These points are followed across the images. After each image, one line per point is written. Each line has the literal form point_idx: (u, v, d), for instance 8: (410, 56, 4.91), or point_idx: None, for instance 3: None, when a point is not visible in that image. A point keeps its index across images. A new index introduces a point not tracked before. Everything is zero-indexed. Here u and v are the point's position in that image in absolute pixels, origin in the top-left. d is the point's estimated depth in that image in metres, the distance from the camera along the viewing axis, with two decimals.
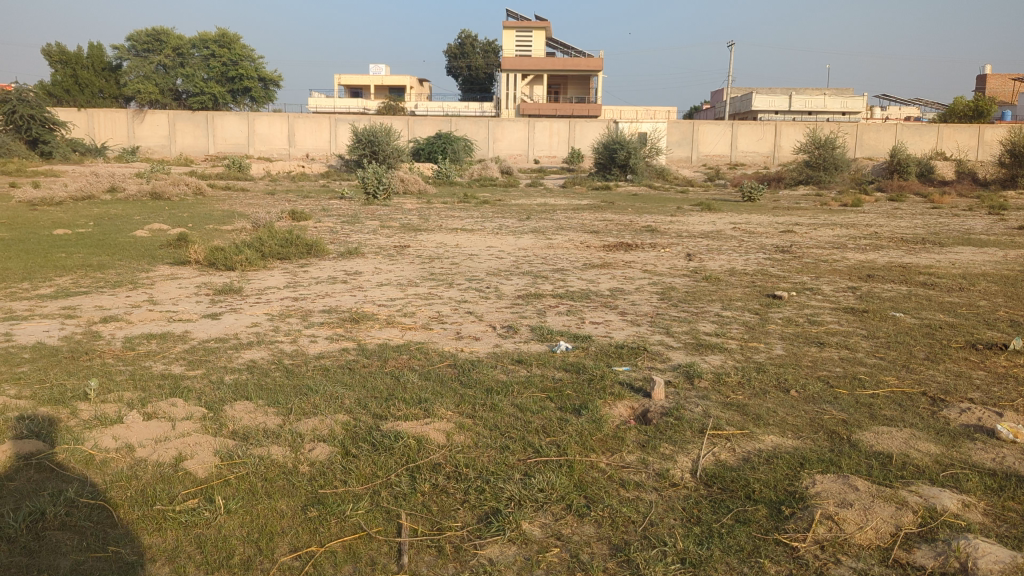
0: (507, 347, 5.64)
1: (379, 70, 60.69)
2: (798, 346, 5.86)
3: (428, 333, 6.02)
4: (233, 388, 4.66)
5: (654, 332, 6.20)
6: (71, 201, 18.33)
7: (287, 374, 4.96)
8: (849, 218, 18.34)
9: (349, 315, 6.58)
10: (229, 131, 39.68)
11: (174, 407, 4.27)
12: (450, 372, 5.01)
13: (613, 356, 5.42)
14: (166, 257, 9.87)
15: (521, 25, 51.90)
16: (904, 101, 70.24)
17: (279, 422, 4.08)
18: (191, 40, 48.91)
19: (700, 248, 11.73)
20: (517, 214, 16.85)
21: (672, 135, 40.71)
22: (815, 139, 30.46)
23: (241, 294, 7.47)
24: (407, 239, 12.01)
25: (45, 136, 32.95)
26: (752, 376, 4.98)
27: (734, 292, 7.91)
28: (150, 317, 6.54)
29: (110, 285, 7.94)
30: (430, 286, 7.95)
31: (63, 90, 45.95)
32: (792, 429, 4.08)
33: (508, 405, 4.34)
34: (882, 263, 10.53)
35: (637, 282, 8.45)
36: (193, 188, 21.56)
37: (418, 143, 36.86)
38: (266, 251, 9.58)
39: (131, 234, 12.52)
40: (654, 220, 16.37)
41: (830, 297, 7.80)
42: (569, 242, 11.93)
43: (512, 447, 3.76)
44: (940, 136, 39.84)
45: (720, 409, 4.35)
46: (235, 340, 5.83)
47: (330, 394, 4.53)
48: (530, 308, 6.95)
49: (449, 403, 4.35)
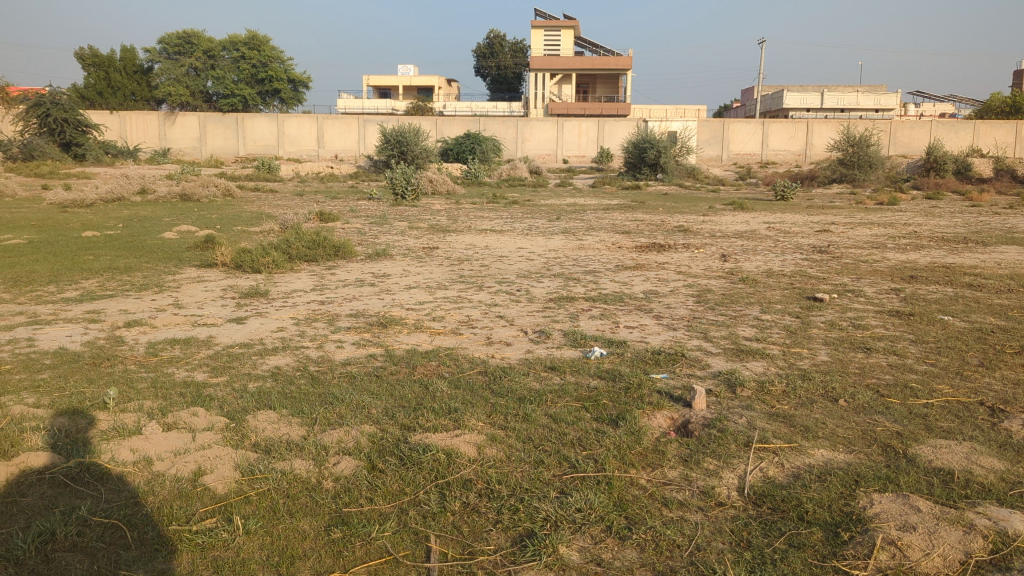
0: (539, 353, 5.44)
1: (408, 70, 60.75)
2: (843, 351, 5.59)
3: (458, 338, 5.84)
4: (256, 396, 4.51)
5: (691, 337, 5.97)
6: (101, 203, 18.39)
7: (311, 382, 4.80)
8: (885, 217, 17.96)
9: (377, 319, 6.41)
10: (259, 132, 39.88)
11: (194, 416, 4.13)
12: (481, 379, 4.82)
13: (651, 363, 5.19)
14: (193, 259, 9.79)
15: (550, 24, 51.72)
16: (939, 97, 69.16)
17: (303, 433, 3.92)
18: (222, 43, 49.21)
19: (734, 248, 11.48)
20: (546, 214, 16.65)
21: (702, 134, 40.28)
22: (849, 137, 29.94)
23: (267, 297, 7.35)
24: (436, 240, 11.85)
25: (79, 138, 33.22)
26: (797, 384, 4.73)
27: (773, 295, 7.64)
28: (174, 321, 6.42)
29: (136, 289, 7.84)
30: (459, 289, 7.77)
31: (96, 92, 46.10)
32: (842, 442, 3.85)
33: (542, 416, 4.15)
34: (924, 263, 10.20)
35: (672, 284, 8.22)
36: (222, 189, 21.62)
37: (446, 143, 36.74)
38: (293, 252, 9.47)
39: (159, 235, 12.49)
40: (686, 220, 16.10)
41: (873, 300, 7.51)
42: (601, 243, 11.71)
43: (547, 462, 3.56)
44: (975, 133, 39.13)
45: (765, 420, 4.12)
46: (260, 345, 5.69)
47: (356, 403, 4.36)
48: (562, 312, 6.75)
49: (480, 413, 4.17)
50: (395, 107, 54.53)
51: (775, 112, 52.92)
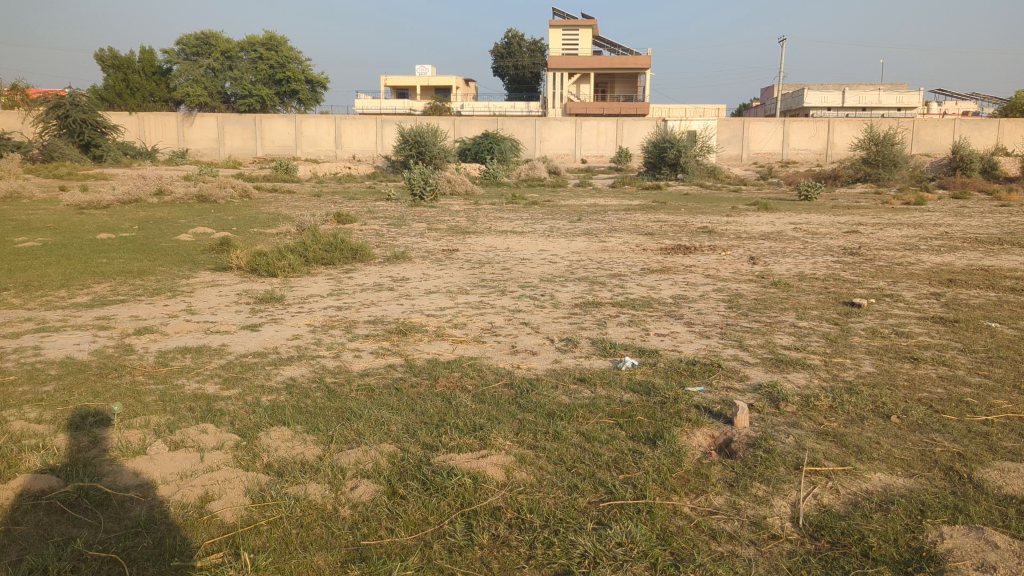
0: (567, 363, 5.15)
1: (425, 69, 60.57)
2: (889, 362, 5.27)
3: (482, 347, 5.57)
4: (269, 411, 4.26)
5: (726, 345, 5.66)
6: (118, 204, 18.30)
7: (328, 395, 4.54)
8: (914, 217, 17.53)
9: (396, 327, 6.15)
10: (278, 133, 39.78)
11: (203, 434, 3.88)
12: (507, 393, 4.54)
13: (685, 374, 4.89)
14: (208, 263, 9.57)
15: (568, 24, 51.45)
16: (961, 96, 68.32)
17: (318, 453, 3.67)
18: (240, 43, 48.94)
19: (762, 250, 11.14)
20: (566, 215, 16.39)
21: (722, 134, 39.84)
22: (873, 135, 29.42)
23: (283, 303, 7.12)
24: (455, 242, 11.59)
25: (97, 140, 33.21)
26: (843, 399, 4.42)
27: (807, 300, 7.31)
28: (186, 328, 6.19)
29: (148, 293, 7.65)
30: (482, 294, 7.49)
31: (115, 94, 46.78)
32: (902, 463, 3.56)
33: (573, 434, 3.87)
34: (961, 266, 9.82)
35: (701, 288, 7.90)
36: (239, 190, 21.47)
37: (463, 142, 36.41)
38: (309, 256, 9.25)
39: (175, 237, 12.30)
40: (710, 221, 15.79)
41: (914, 305, 7.16)
42: (624, 245, 11.39)
43: (582, 488, 3.28)
44: (1000, 131, 38.59)
45: (814, 438, 3.83)
46: (275, 354, 5.44)
47: (375, 419, 4.10)
48: (589, 318, 6.47)
49: (507, 432, 3.89)
50: (412, 108, 54.42)
51: (796, 112, 52.27)
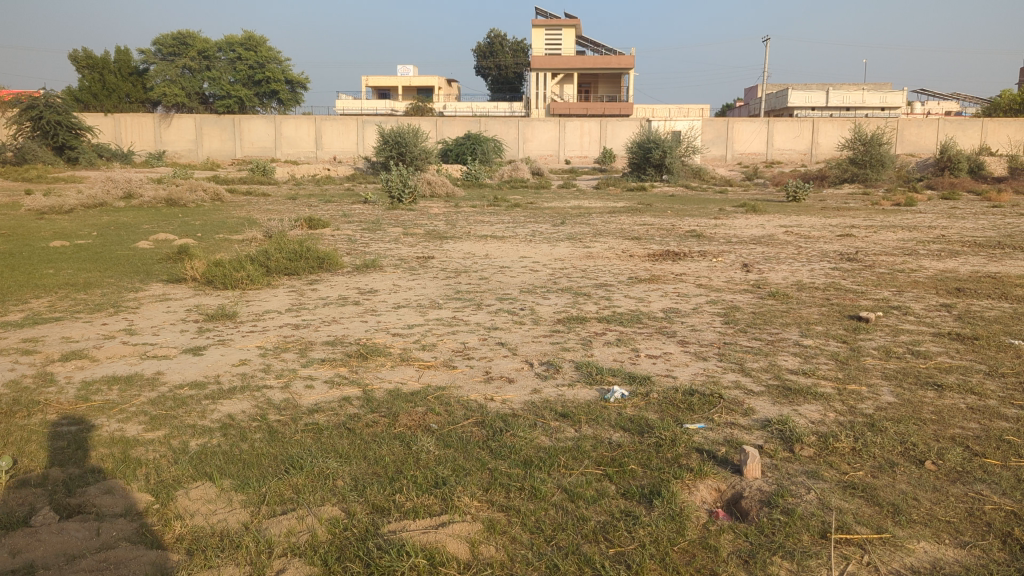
0: (547, 394, 4.51)
1: (407, 70, 59.90)
2: (909, 390, 4.64)
3: (451, 373, 4.94)
4: (196, 460, 3.62)
5: (725, 370, 5.04)
6: (82, 208, 17.58)
7: (268, 439, 3.88)
8: (906, 219, 17.06)
9: (356, 349, 5.49)
10: (257, 134, 39.02)
11: (106, 495, 3.22)
12: (477, 434, 3.90)
13: (683, 408, 4.26)
14: (162, 274, 8.89)
15: (550, 24, 50.99)
16: (943, 95, 68.31)
17: (244, 519, 3.04)
18: (217, 43, 47.99)
19: (755, 256, 10.55)
20: (550, 218, 15.81)
21: (706, 134, 39.34)
22: (859, 135, 28.87)
23: (235, 321, 6.46)
24: (431, 249, 10.95)
25: (72, 141, 32.37)
26: (868, 439, 3.77)
27: (810, 314, 6.70)
28: (120, 352, 5.52)
29: (88, 309, 6.98)
30: (455, 308, 6.86)
31: (91, 94, 46.29)
32: (947, 525, 2.96)
33: (554, 490, 3.24)
34: (966, 273, 9.28)
35: (694, 300, 7.29)
36: (211, 193, 20.77)
37: (446, 143, 35.75)
38: (271, 265, 8.59)
39: (133, 245, 11.59)
40: (698, 224, 15.25)
41: (926, 320, 6.57)
42: (610, 251, 10.78)
43: (563, 570, 2.66)
44: (983, 130, 38.19)
45: (839, 493, 3.21)
46: (215, 385, 4.78)
47: (319, 471, 3.46)
48: (573, 337, 5.83)
49: (475, 487, 3.26)
50: (394, 108, 53.63)
51: (779, 112, 51.92)
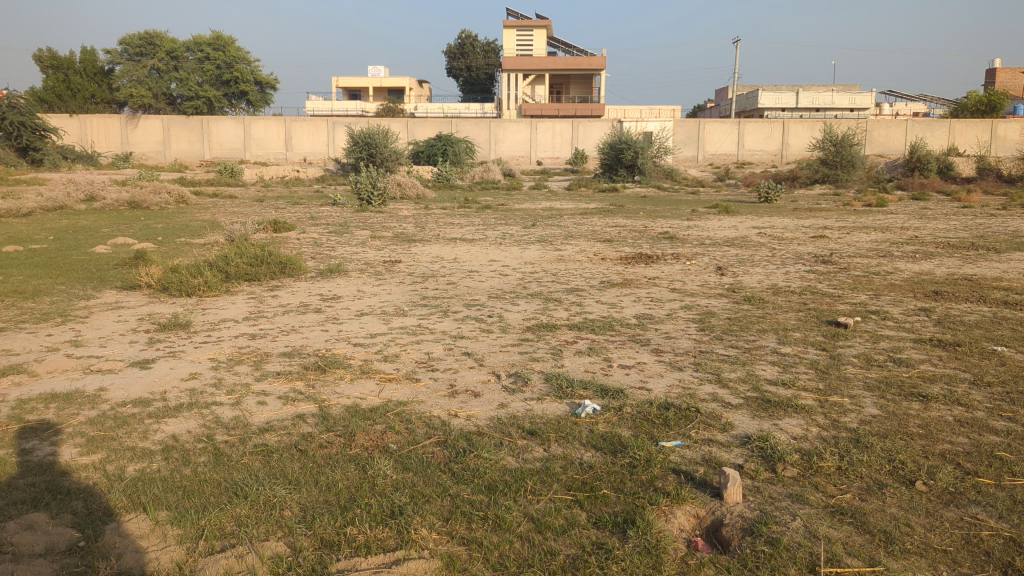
0: (514, 409, 4.26)
1: (377, 70, 59.45)
2: (894, 401, 4.43)
3: (414, 387, 4.66)
4: (133, 488, 3.32)
5: (701, 381, 4.81)
6: (41, 211, 17.13)
7: (212, 463, 3.59)
8: (877, 219, 17.04)
9: (314, 361, 5.20)
10: (226, 135, 38.42)
11: (26, 532, 2.93)
12: (440, 455, 3.64)
13: (658, 424, 4.02)
14: (116, 280, 8.56)
15: (522, 24, 50.81)
16: (910, 97, 68.96)
17: (178, 559, 2.76)
18: (185, 43, 47.39)
19: (728, 258, 10.38)
20: (521, 220, 15.58)
21: (677, 135, 39.34)
22: (830, 136, 28.93)
23: (188, 330, 6.14)
24: (399, 252, 10.69)
25: (36, 143, 31.68)
26: (854, 457, 3.55)
27: (787, 320, 6.51)
28: (62, 366, 5.19)
29: (34, 319, 6.64)
30: (421, 315, 6.59)
31: (55, 95, 45.45)
32: (943, 555, 2.74)
33: (520, 520, 2.99)
34: (941, 275, 9.14)
35: (668, 306, 7.07)
36: (176, 195, 20.30)
37: (416, 145, 35.39)
38: (230, 271, 8.27)
39: (90, 249, 11.21)
40: (670, 225, 15.09)
41: (905, 325, 6.39)
42: (581, 254, 10.56)
43: None
44: (951, 131, 38.44)
45: (827, 520, 2.98)
46: (160, 402, 4.47)
47: (266, 500, 3.18)
48: (542, 346, 5.58)
49: (435, 518, 3.00)
50: (365, 109, 53.15)
51: (750, 112, 52.11)
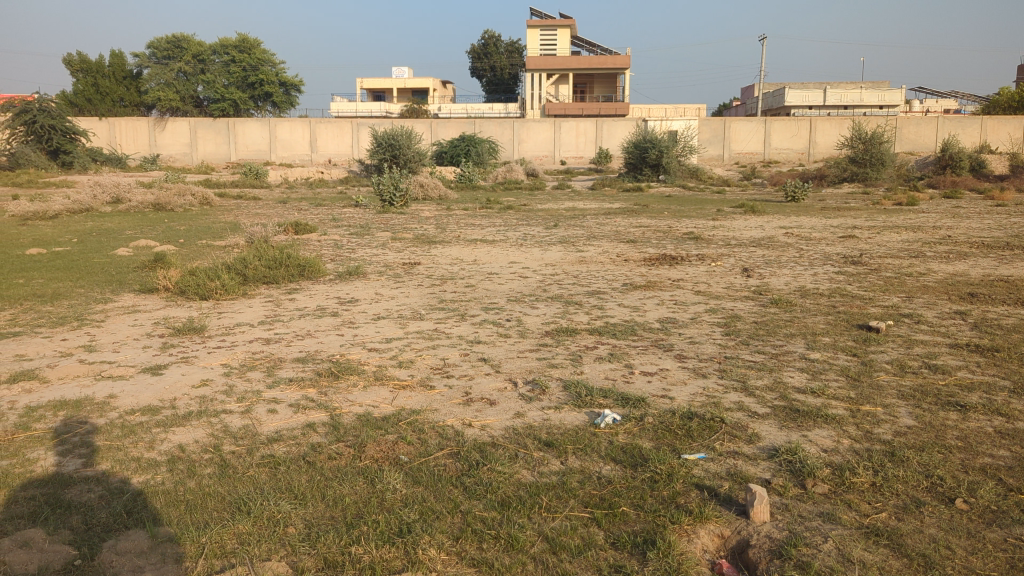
0: (530, 419, 4.10)
1: (401, 71, 59.57)
2: (930, 411, 4.22)
3: (428, 395, 4.52)
4: (133, 503, 3.21)
5: (726, 389, 4.63)
6: (67, 213, 17.24)
7: (218, 475, 3.47)
8: (908, 219, 16.67)
9: (327, 367, 5.07)
10: (252, 137, 38.62)
11: (20, 550, 2.82)
12: (452, 468, 3.50)
13: (681, 436, 3.84)
14: (135, 283, 8.52)
15: (545, 24, 50.65)
16: (939, 94, 67.95)
17: None
18: (212, 46, 47.62)
19: (755, 259, 10.16)
20: (543, 220, 15.43)
21: (703, 133, 39.00)
22: (859, 134, 28.44)
23: (203, 335, 6.05)
24: (419, 253, 10.57)
25: (67, 146, 31.99)
26: (888, 472, 3.37)
27: (816, 324, 6.29)
28: (74, 372, 5.11)
29: (51, 322, 6.59)
30: (438, 319, 6.46)
31: (85, 98, 46.09)
32: None
33: (535, 539, 2.84)
34: (976, 276, 8.84)
35: (692, 309, 6.89)
36: (200, 197, 20.30)
37: (439, 146, 35.37)
38: (248, 273, 8.19)
39: (111, 251, 11.21)
40: (694, 225, 14.87)
41: (940, 329, 6.15)
42: (603, 255, 10.38)
43: None
44: (983, 129, 37.73)
45: (861, 542, 2.80)
46: (170, 410, 4.36)
47: (270, 515, 3.05)
48: (561, 352, 5.42)
49: (445, 536, 2.86)
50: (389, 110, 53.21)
51: (776, 111, 51.59)
